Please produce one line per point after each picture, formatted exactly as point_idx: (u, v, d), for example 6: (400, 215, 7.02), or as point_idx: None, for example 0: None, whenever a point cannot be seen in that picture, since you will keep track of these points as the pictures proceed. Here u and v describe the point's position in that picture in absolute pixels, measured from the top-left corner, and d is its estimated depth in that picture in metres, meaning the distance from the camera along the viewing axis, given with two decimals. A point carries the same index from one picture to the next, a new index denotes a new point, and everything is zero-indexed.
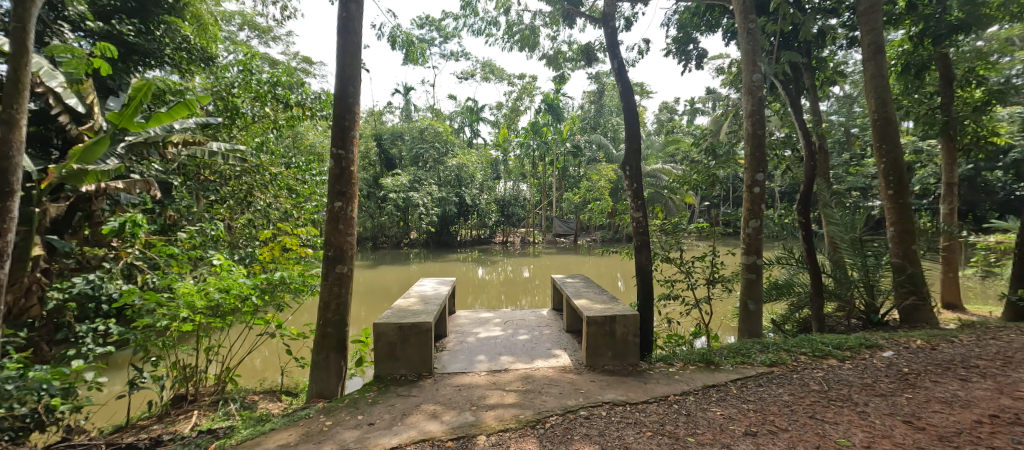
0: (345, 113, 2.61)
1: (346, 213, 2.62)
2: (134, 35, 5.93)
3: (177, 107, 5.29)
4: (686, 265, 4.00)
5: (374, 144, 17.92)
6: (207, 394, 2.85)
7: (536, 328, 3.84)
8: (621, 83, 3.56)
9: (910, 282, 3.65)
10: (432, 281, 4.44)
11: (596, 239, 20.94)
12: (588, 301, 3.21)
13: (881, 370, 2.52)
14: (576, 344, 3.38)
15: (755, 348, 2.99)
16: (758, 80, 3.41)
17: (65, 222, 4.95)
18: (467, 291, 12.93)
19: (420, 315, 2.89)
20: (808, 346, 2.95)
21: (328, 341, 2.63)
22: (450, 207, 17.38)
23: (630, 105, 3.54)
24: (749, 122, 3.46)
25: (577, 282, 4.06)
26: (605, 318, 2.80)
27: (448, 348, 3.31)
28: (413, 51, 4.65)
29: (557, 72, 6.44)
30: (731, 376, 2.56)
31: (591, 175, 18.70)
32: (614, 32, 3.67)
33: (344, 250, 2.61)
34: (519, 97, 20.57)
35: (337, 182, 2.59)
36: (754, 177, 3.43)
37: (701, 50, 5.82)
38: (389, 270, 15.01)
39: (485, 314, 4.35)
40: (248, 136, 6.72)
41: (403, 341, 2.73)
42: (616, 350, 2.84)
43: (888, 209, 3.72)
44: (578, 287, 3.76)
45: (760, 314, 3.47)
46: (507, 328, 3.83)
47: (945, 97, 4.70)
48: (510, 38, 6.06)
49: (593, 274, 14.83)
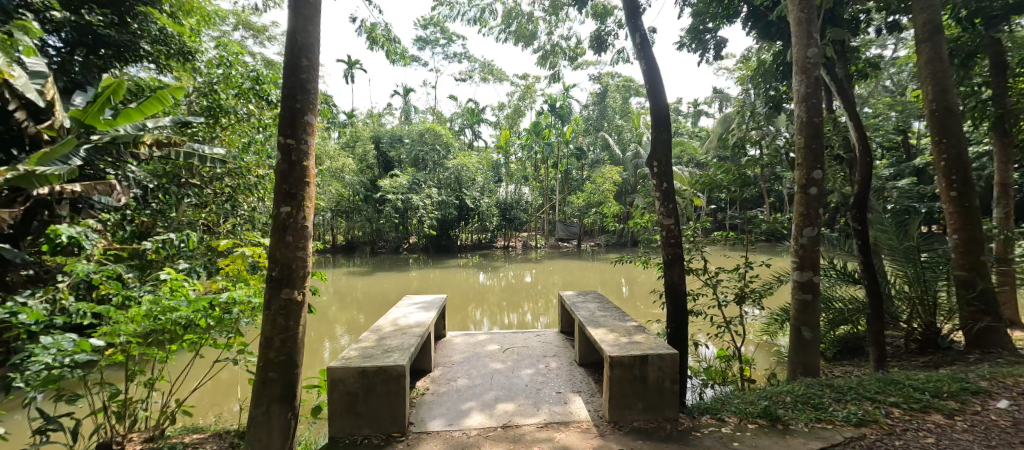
0: (297, 93, 2.13)
1: (296, 220, 2.14)
2: (103, 26, 5.57)
3: (149, 102, 4.89)
4: (713, 278, 3.47)
5: (372, 146, 17.47)
6: (139, 442, 2.37)
7: (543, 358, 3.36)
8: (649, 71, 3.08)
9: (981, 301, 3.20)
10: (419, 299, 3.98)
11: (600, 244, 20.42)
12: (605, 332, 2.71)
13: (1009, 432, 2.04)
14: (591, 383, 2.89)
15: (828, 395, 2.49)
16: (815, 55, 2.91)
17: (21, 230, 4.52)
18: (468, 298, 12.49)
19: (393, 354, 2.40)
20: (898, 392, 2.46)
21: (270, 390, 2.13)
22: (450, 211, 16.96)
23: (659, 98, 3.07)
24: (803, 107, 2.94)
25: (589, 303, 3.57)
26: (635, 359, 2.30)
27: (439, 390, 2.82)
28: (392, 53, 4.16)
29: (550, 69, 5.98)
30: (811, 444, 2.05)
31: (595, 178, 18.26)
32: (639, 14, 3.18)
33: (291, 269, 2.13)
34: (522, 97, 20.21)
35: (284, 181, 2.12)
36: (811, 175, 2.90)
37: (719, 39, 5.35)
38: (387, 276, 14.53)
39: (484, 339, 3.87)
40: (232, 136, 6.23)
41: (367, 391, 2.25)
42: (648, 401, 2.35)
43: (950, 213, 3.30)
44: (592, 312, 3.26)
45: (817, 344, 2.96)
46: (509, 359, 3.34)
47: (996, 87, 4.21)
48: (506, 29, 5.58)
49: (598, 280, 14.31)
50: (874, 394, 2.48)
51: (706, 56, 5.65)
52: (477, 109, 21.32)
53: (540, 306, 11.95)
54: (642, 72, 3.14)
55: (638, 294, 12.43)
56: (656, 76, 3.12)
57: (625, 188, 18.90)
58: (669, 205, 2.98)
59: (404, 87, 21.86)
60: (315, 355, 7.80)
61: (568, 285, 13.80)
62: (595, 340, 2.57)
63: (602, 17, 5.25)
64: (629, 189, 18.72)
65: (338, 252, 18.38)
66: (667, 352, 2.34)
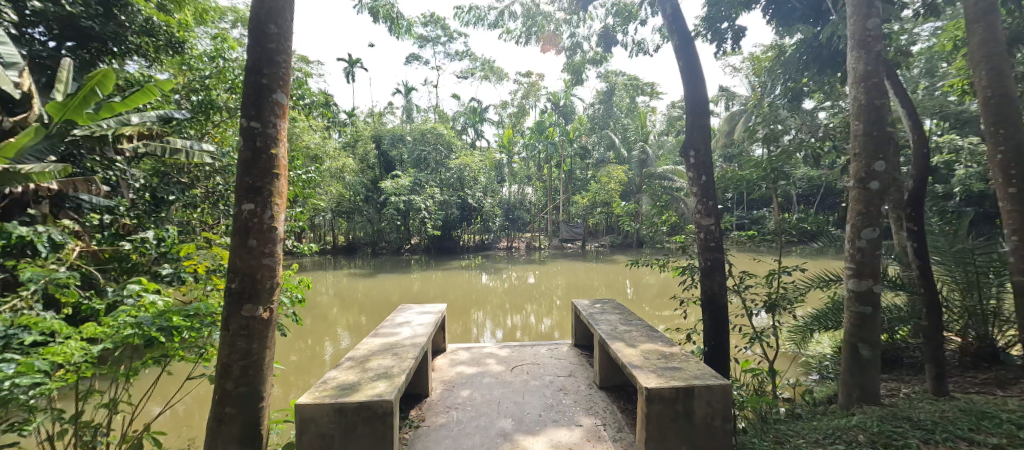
0: (263, 67, 1.89)
1: (259, 221, 1.87)
2: (86, 18, 5.28)
3: (135, 96, 4.65)
4: (742, 284, 3.17)
5: (373, 146, 17.24)
6: None
7: (557, 380, 3.06)
8: (689, 78, 3.08)
9: None
10: (417, 309, 3.73)
11: (605, 244, 20.09)
12: (632, 355, 2.40)
13: None
14: (615, 413, 2.58)
15: (914, 435, 2.03)
16: (875, 27, 2.50)
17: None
18: (471, 301, 12.20)
19: (383, 385, 2.12)
20: (1006, 433, 1.99)
21: (227, 430, 1.84)
22: (452, 212, 16.68)
23: (697, 97, 3.07)
24: (860, 88, 2.55)
25: (607, 317, 3.26)
26: (677, 391, 1.98)
27: (444, 420, 2.52)
28: (397, 24, 3.88)
29: (574, 74, 5.79)
30: None
31: (599, 177, 17.95)
32: (682, 19, 3.11)
33: (255, 281, 1.86)
34: (525, 96, 19.98)
35: (248, 172, 1.87)
36: (871, 167, 2.50)
37: (738, 28, 5.02)
38: (389, 278, 14.23)
39: (491, 356, 3.57)
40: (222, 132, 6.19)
41: (346, 433, 1.94)
42: (694, 442, 2.01)
43: (1007, 213, 3.01)
44: (613, 328, 2.95)
45: (879, 363, 2.55)
46: (519, 381, 3.03)
47: None
48: (526, 31, 5.34)
49: (602, 282, 14.00)
50: (969, 434, 2.03)
51: (724, 46, 5.30)
52: (479, 108, 21.06)
53: (544, 308, 11.67)
54: (680, 73, 3.13)
55: (646, 298, 12.07)
56: (693, 78, 3.08)
57: (630, 188, 18.55)
58: (707, 206, 2.96)
59: (406, 87, 21.67)
60: (316, 358, 7.64)
61: (573, 287, 13.47)
62: (625, 367, 2.26)
63: (626, 22, 4.99)
64: (634, 189, 18.37)
65: (338, 253, 18.14)
66: (717, 383, 2.02)
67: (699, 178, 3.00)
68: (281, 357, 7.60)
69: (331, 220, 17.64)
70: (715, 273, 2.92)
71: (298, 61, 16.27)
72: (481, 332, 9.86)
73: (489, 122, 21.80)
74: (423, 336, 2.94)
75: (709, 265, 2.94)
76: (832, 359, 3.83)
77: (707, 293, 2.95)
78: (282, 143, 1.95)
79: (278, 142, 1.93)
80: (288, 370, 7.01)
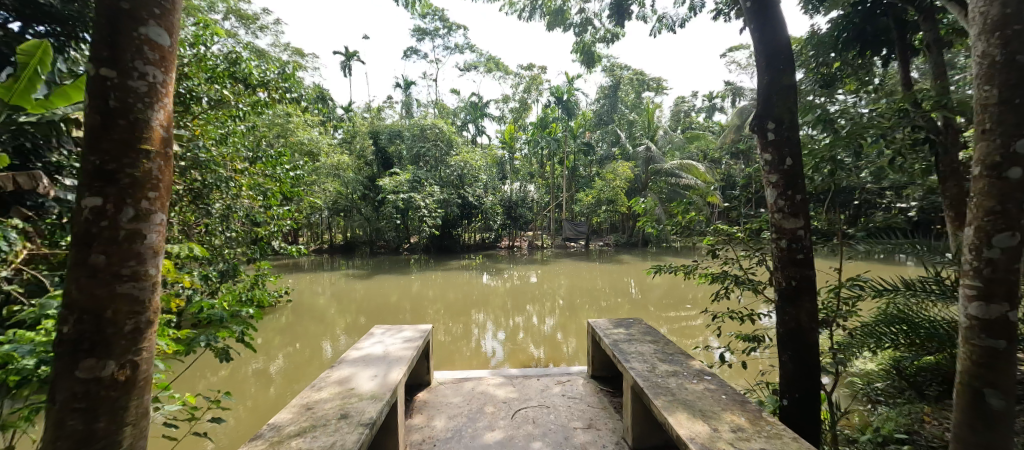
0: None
1: (111, 226, 1.24)
2: None
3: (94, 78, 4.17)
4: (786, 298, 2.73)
5: (370, 142, 16.73)
6: None
7: (577, 434, 2.59)
8: (767, 41, 2.56)
9: None
10: (404, 332, 3.40)
11: (609, 243, 19.55)
12: (681, 423, 1.91)
13: None
14: None
15: None
16: None
17: None
18: (472, 301, 11.69)
19: None
20: None
21: None
22: (452, 210, 16.13)
23: (779, 56, 2.54)
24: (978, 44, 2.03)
25: (636, 351, 2.78)
26: None
27: None
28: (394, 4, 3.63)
29: (583, 54, 5.87)
30: None
31: (605, 174, 17.47)
32: None
33: (101, 319, 1.22)
34: (528, 90, 19.51)
35: (94, 147, 1.23)
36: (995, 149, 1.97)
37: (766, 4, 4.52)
38: (387, 280, 13.67)
39: (496, 395, 3.11)
40: (204, 125, 5.85)
41: None
42: None
43: None
44: (644, 372, 2.48)
45: None
46: (532, 435, 2.57)
47: None
48: (531, 4, 4.92)
49: (607, 282, 13.55)
50: None
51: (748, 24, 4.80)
52: (479, 103, 20.66)
53: (546, 307, 11.27)
54: (755, 31, 2.62)
55: (654, 300, 11.56)
56: (773, 36, 2.57)
57: (635, 185, 17.96)
58: (792, 202, 2.46)
59: (404, 81, 21.22)
60: (313, 359, 7.29)
61: (577, 287, 13.01)
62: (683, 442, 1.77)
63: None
64: (640, 187, 17.80)
65: (336, 252, 17.72)
66: None
67: (783, 164, 2.50)
68: (275, 360, 7.20)
69: (328, 219, 17.19)
70: (803, 297, 2.43)
71: (292, 53, 15.86)
72: (482, 334, 9.39)
73: (490, 118, 21.33)
74: (401, 374, 2.56)
75: (787, 286, 2.48)
76: (887, 383, 3.33)
77: (793, 314, 2.46)
78: (163, 95, 1.34)
79: (155, 93, 1.32)
80: (285, 373, 6.65)
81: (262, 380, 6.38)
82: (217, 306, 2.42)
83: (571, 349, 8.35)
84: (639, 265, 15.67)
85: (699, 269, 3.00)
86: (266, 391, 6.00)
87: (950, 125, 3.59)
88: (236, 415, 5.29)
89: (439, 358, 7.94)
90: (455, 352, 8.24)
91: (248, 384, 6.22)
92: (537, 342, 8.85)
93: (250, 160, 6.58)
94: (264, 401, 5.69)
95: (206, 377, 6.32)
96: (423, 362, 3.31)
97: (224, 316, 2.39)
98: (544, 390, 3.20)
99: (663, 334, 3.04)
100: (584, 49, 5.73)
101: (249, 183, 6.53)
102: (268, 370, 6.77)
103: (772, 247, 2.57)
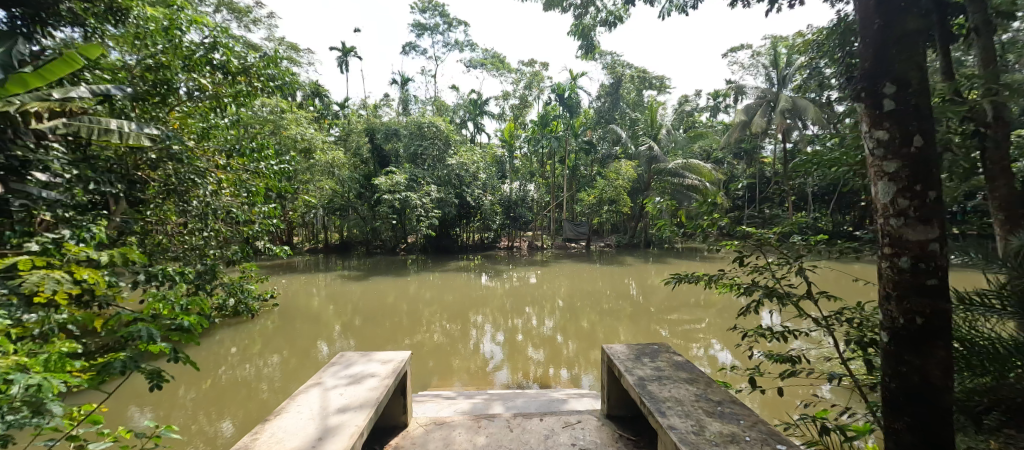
0: None
1: None
2: None
3: (56, 65, 3.72)
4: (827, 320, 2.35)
5: (366, 139, 16.31)
6: None
7: None
8: None
9: None
10: (373, 358, 3.02)
11: (611, 244, 19.15)
12: None
13: None
14: None
15: None
16: None
17: None
18: (470, 302, 11.36)
19: None
20: None
21: None
22: (450, 210, 15.70)
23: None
24: None
25: (668, 395, 2.37)
26: None
27: None
28: None
29: (583, 39, 5.63)
30: None
31: (607, 174, 17.09)
32: None
33: None
34: (529, 87, 19.14)
35: None
36: None
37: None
38: (383, 281, 13.23)
39: (502, 444, 2.69)
40: (181, 117, 5.71)
41: None
42: None
43: None
44: (680, 427, 2.06)
45: None
46: None
47: None
48: None
49: (609, 284, 13.18)
50: None
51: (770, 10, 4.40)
52: (478, 100, 20.35)
53: (546, 309, 10.95)
54: None
55: (657, 302, 11.20)
56: None
57: (637, 185, 17.55)
58: (924, 204, 1.87)
59: (402, 77, 20.85)
60: (310, 359, 7.12)
61: (578, 289, 12.65)
62: None
63: None
64: (642, 186, 17.41)
65: (331, 252, 17.37)
66: None
67: (912, 141, 1.92)
68: (269, 361, 6.96)
69: (324, 218, 16.77)
70: (936, 339, 1.84)
71: (287, 48, 15.53)
72: (480, 336, 9.00)
73: (489, 115, 21.02)
74: (369, 419, 2.16)
75: (909, 325, 1.90)
76: None
77: (918, 366, 1.87)
78: None
79: None
80: (281, 376, 6.41)
81: (258, 385, 6.12)
82: (141, 323, 2.05)
83: (570, 351, 8.02)
84: (642, 267, 15.28)
85: (723, 279, 2.60)
86: (262, 395, 5.79)
87: (1003, 118, 3.20)
88: (235, 423, 5.06)
89: (435, 359, 7.59)
90: (450, 354, 7.88)
91: (244, 390, 5.96)
92: (536, 344, 8.48)
93: (231, 154, 6.18)
94: (263, 407, 5.48)
95: (199, 382, 6.04)
96: (400, 400, 2.91)
97: (153, 331, 2.03)
98: (551, 437, 2.77)
99: (699, 371, 2.62)
100: (584, 33, 5.48)
101: (232, 178, 6.17)
102: (261, 373, 6.51)
103: (888, 267, 1.99)
